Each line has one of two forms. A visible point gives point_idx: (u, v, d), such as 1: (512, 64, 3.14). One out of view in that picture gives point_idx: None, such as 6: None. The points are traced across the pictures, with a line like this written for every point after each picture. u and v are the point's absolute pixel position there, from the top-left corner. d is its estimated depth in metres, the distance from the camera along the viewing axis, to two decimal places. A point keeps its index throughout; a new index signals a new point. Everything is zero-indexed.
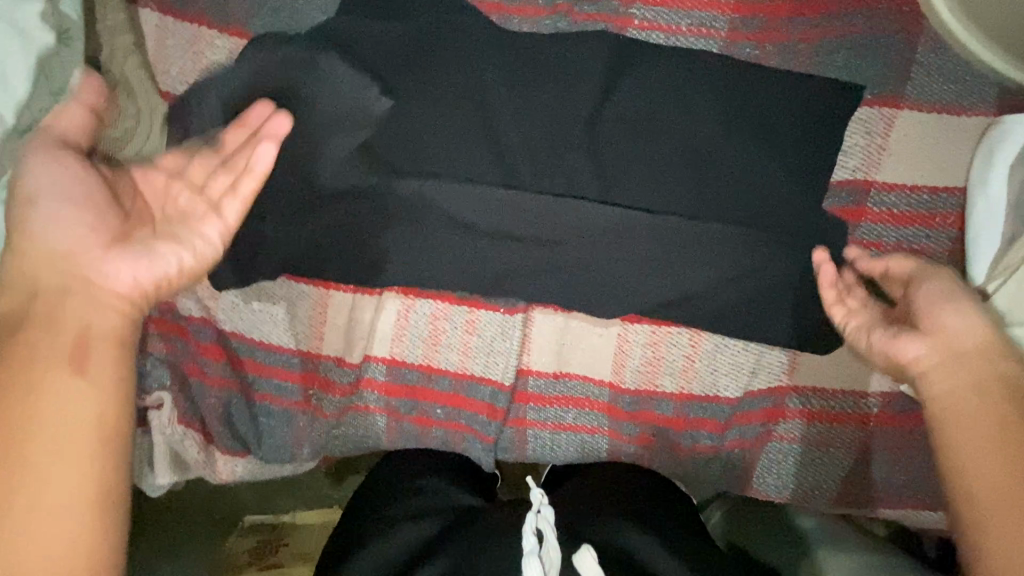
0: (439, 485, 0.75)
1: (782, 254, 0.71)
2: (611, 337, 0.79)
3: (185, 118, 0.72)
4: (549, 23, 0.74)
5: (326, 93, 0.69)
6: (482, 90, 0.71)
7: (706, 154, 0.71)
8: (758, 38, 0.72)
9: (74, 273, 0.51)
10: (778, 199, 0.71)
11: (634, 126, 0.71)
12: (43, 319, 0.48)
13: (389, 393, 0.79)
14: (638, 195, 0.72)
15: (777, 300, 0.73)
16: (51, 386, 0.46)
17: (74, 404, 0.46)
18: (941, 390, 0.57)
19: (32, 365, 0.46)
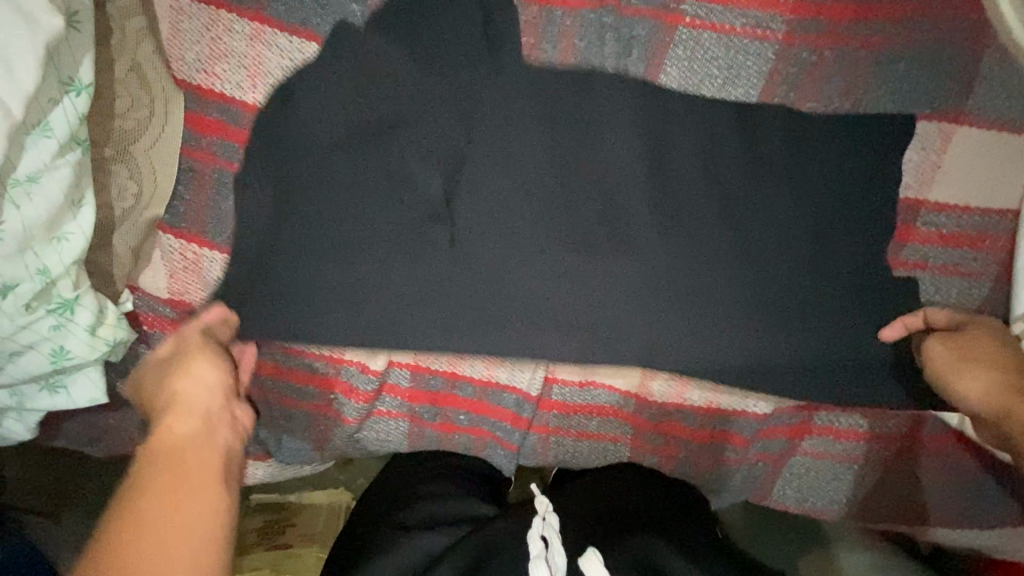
0: (442, 487, 0.74)
1: (842, 273, 0.66)
2: (631, 382, 0.78)
3: (203, 109, 0.67)
4: (594, 18, 0.68)
5: (354, 89, 0.63)
6: (514, 98, 0.64)
7: (765, 168, 0.65)
8: (815, 43, 0.68)
9: (222, 409, 0.57)
10: (842, 223, 0.66)
11: (682, 141, 0.66)
12: (166, 452, 0.51)
13: (412, 398, 0.78)
14: (690, 221, 0.65)
15: (843, 325, 0.66)
16: (168, 515, 0.45)
17: (180, 539, 0.44)
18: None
19: (186, 470, 0.49)
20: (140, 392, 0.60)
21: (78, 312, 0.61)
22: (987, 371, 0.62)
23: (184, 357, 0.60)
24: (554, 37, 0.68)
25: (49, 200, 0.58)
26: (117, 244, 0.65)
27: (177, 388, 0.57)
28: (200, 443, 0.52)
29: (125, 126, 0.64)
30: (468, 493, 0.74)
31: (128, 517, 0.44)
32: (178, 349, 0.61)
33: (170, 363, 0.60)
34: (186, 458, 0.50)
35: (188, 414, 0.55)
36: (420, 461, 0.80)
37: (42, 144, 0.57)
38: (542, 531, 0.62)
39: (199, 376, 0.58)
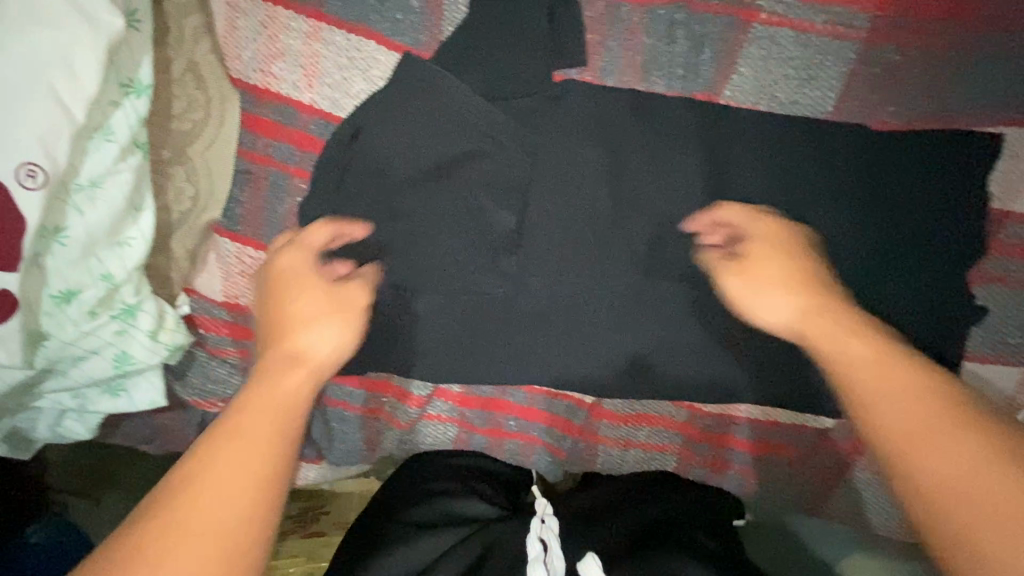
0: (456, 485, 0.74)
1: (907, 285, 0.64)
2: (679, 409, 0.77)
3: (258, 110, 0.65)
4: (663, 14, 0.64)
5: (412, 83, 0.62)
6: (570, 99, 0.64)
7: (820, 183, 0.65)
8: (899, 42, 0.64)
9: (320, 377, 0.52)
10: (896, 236, 0.65)
11: (736, 155, 0.65)
12: (255, 398, 0.47)
13: (462, 403, 0.77)
14: (742, 236, 0.65)
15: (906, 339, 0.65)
16: (224, 463, 0.42)
17: (229, 495, 0.41)
18: (846, 342, 0.51)
19: (254, 415, 0.45)
20: (263, 300, 0.58)
21: (139, 318, 0.61)
22: (824, 305, 0.54)
23: (318, 310, 0.55)
24: (614, 56, 0.65)
25: (111, 206, 0.57)
26: (174, 246, 0.66)
27: (298, 340, 0.53)
28: (285, 391, 0.48)
29: (182, 127, 0.63)
30: (475, 492, 0.73)
31: (191, 461, 0.42)
32: (317, 288, 0.56)
33: (302, 297, 0.55)
34: (270, 405, 0.47)
35: (288, 373, 0.50)
36: (442, 456, 0.79)
37: (104, 148, 0.56)
38: (542, 534, 0.66)
39: (320, 343, 0.53)
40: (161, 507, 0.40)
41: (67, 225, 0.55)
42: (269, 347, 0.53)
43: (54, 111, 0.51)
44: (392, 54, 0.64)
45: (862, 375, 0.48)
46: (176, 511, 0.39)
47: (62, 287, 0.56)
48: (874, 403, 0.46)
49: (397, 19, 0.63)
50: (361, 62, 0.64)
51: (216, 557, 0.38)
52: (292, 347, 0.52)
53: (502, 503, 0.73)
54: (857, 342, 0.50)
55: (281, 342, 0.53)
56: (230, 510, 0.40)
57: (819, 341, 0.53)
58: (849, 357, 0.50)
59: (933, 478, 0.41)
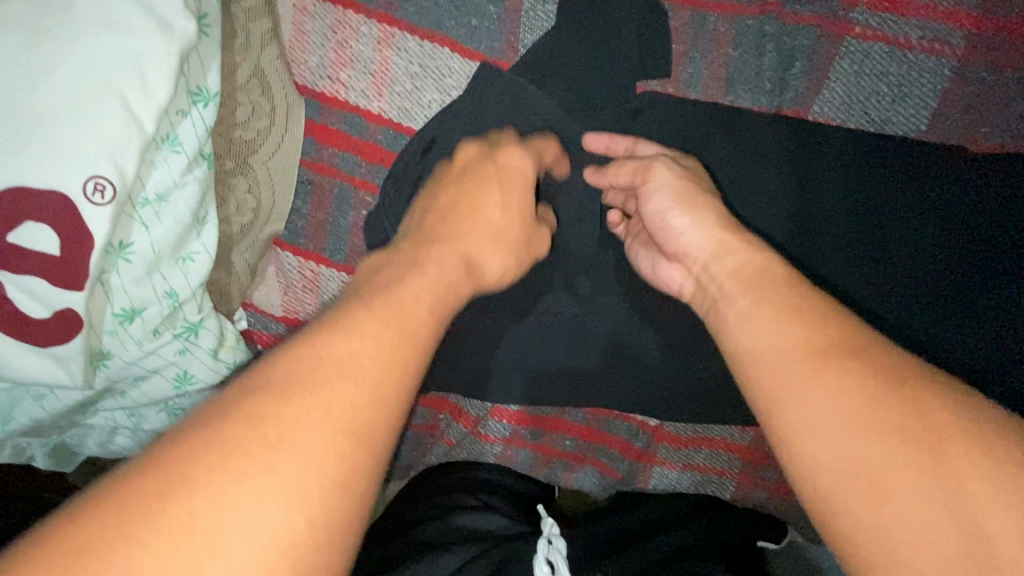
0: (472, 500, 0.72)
1: (1001, 287, 0.63)
2: (743, 435, 0.73)
3: (324, 119, 0.63)
4: (752, 25, 0.61)
5: (489, 95, 0.60)
6: (651, 112, 0.62)
7: (909, 185, 0.63)
8: (1003, 59, 0.60)
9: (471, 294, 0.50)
10: (992, 243, 0.62)
11: (825, 158, 0.63)
12: (394, 296, 0.41)
13: (518, 420, 0.75)
14: (826, 238, 0.64)
15: (997, 342, 0.63)
16: (352, 353, 0.36)
17: (357, 388, 0.34)
18: (801, 368, 0.40)
19: (389, 310, 0.39)
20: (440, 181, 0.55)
21: (202, 336, 0.59)
22: (794, 306, 0.43)
23: (501, 223, 0.53)
24: (698, 68, 0.62)
25: (176, 220, 0.54)
26: (235, 260, 0.62)
27: (474, 253, 0.51)
28: (421, 298, 0.42)
29: (245, 136, 0.60)
30: (491, 508, 0.71)
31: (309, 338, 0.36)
32: (521, 200, 0.54)
33: (491, 201, 0.53)
34: (403, 310, 0.40)
35: (434, 279, 0.45)
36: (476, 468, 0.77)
37: (171, 160, 0.53)
38: (547, 556, 0.59)
39: (490, 266, 0.52)
40: (280, 382, 0.33)
41: (133, 239, 0.53)
42: (448, 233, 0.50)
43: (124, 123, 0.48)
44: (466, 62, 0.61)
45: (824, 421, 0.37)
46: (298, 389, 0.33)
47: (125, 304, 0.54)
48: (834, 465, 0.36)
49: (474, 26, 0.60)
50: (434, 71, 0.61)
51: (342, 453, 0.32)
52: (458, 249, 0.49)
53: (517, 520, 0.70)
54: (825, 374, 0.38)
55: (456, 240, 0.50)
56: (356, 406, 0.34)
57: (784, 371, 0.40)
58: (811, 391, 0.38)
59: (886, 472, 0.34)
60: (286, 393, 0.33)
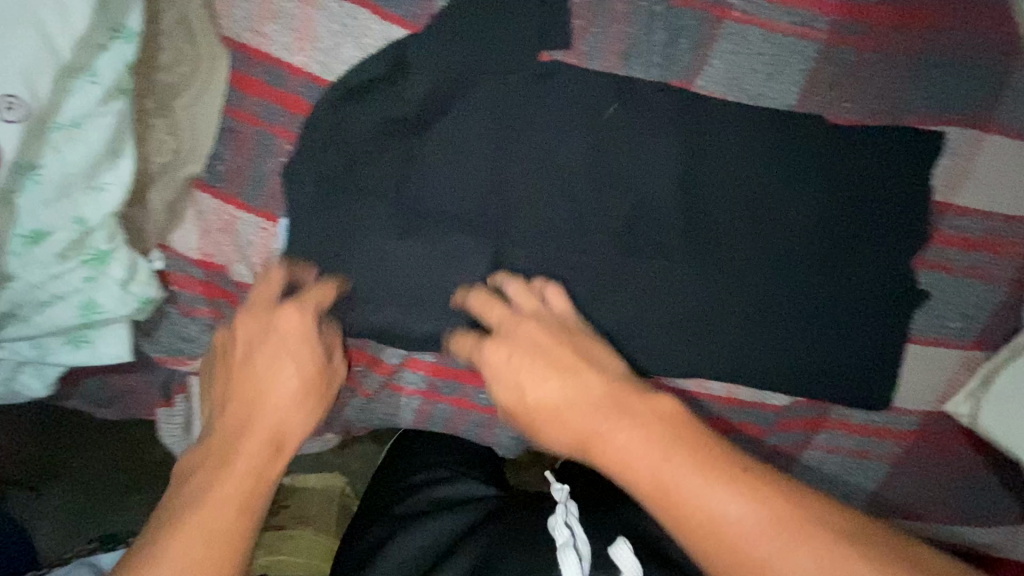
0: (446, 475, 0.75)
1: (865, 259, 0.70)
2: None
3: (247, 69, 0.66)
4: (644, 5, 0.68)
5: (404, 56, 0.66)
6: (554, 80, 0.68)
7: (786, 267, 0.70)
8: (858, 44, 0.69)
9: (292, 406, 0.60)
10: (856, 218, 0.69)
11: (710, 253, 0.70)
12: (223, 474, 0.53)
13: (434, 372, 0.78)
14: (712, 219, 0.69)
15: (861, 313, 0.71)
16: (188, 517, 0.50)
17: (228, 502, 0.52)
18: (708, 496, 0.44)
19: (244, 435, 0.57)
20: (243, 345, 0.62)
21: (111, 266, 0.60)
22: None
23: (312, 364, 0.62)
24: (597, 42, 0.69)
25: (88, 147, 0.56)
26: (152, 199, 0.65)
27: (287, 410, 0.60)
28: (277, 407, 0.59)
29: (167, 81, 0.63)
30: (470, 477, 0.75)
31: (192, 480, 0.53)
32: (315, 358, 0.63)
33: (287, 356, 0.61)
34: (259, 426, 0.58)
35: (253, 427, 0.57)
36: (419, 472, 0.77)
37: (87, 89, 0.56)
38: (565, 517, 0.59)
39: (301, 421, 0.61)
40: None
41: (43, 163, 0.55)
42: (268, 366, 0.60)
43: (37, 44, 0.51)
44: (385, 25, 0.66)
45: (739, 533, 0.43)
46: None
47: (32, 226, 0.55)
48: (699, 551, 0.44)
49: None
50: (353, 29, 0.66)
51: (229, 535, 0.51)
52: (268, 416, 0.58)
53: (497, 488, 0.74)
54: (732, 502, 0.43)
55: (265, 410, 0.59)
56: (223, 516, 0.51)
57: (676, 486, 0.45)
58: (717, 517, 0.43)
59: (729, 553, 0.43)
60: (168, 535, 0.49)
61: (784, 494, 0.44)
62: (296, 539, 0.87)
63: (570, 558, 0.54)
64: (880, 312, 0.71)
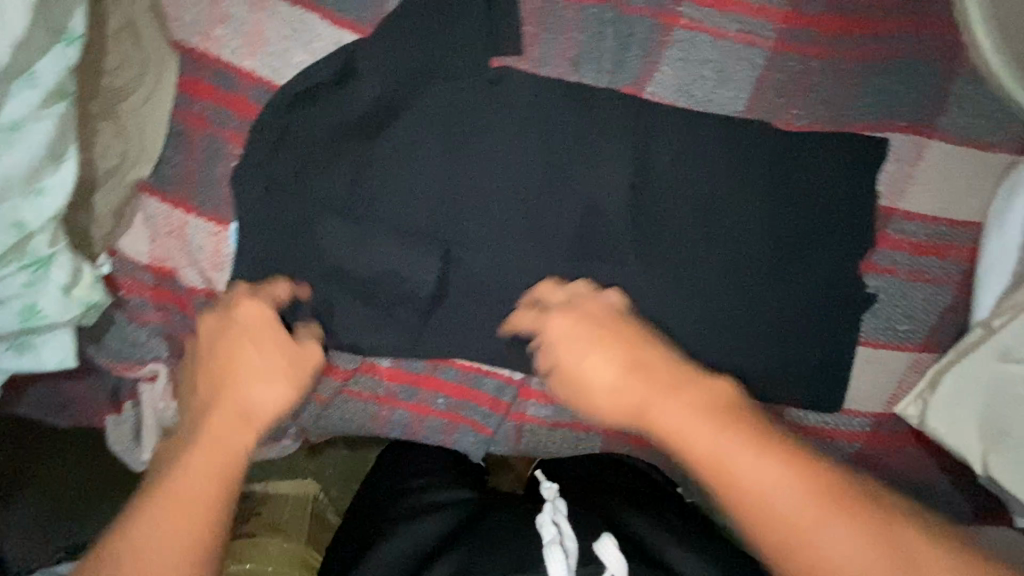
0: (428, 483, 0.74)
1: (814, 262, 0.70)
2: None
3: (195, 73, 0.66)
4: (595, 12, 0.70)
5: (356, 61, 0.66)
6: (506, 85, 0.68)
7: (738, 270, 0.70)
8: (804, 51, 0.70)
9: (249, 387, 0.59)
10: (804, 222, 0.70)
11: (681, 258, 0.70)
12: (193, 450, 0.54)
13: (389, 377, 0.78)
14: (664, 224, 0.70)
15: (812, 316, 0.71)
16: (181, 499, 0.50)
17: (201, 483, 0.52)
18: (761, 466, 0.48)
19: (215, 420, 0.57)
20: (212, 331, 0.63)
21: (53, 270, 0.59)
22: None
23: (273, 347, 0.62)
24: (550, 47, 0.70)
25: (29, 151, 0.55)
26: (97, 204, 0.64)
27: (251, 386, 0.60)
28: (246, 390, 0.59)
29: (115, 84, 0.62)
30: (451, 484, 0.74)
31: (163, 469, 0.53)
32: (276, 343, 0.62)
33: (243, 344, 0.61)
34: (227, 409, 0.58)
35: (236, 420, 0.57)
36: (407, 479, 0.76)
37: (26, 93, 0.55)
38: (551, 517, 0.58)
39: (266, 399, 0.60)
40: (118, 557, 0.47)
41: None
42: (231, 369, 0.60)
43: None
44: (336, 31, 0.67)
45: (780, 500, 0.46)
46: (130, 563, 0.46)
47: None
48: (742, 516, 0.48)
49: None
50: (304, 34, 0.66)
51: (201, 517, 0.50)
52: (236, 399, 0.58)
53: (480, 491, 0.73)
54: (771, 472, 0.47)
55: (230, 392, 0.59)
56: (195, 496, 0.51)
57: (733, 463, 0.49)
58: (758, 489, 0.47)
59: (763, 515, 0.47)
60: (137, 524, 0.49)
61: (823, 476, 0.48)
62: (265, 547, 0.83)
63: (556, 556, 0.53)
64: (836, 314, 0.71)
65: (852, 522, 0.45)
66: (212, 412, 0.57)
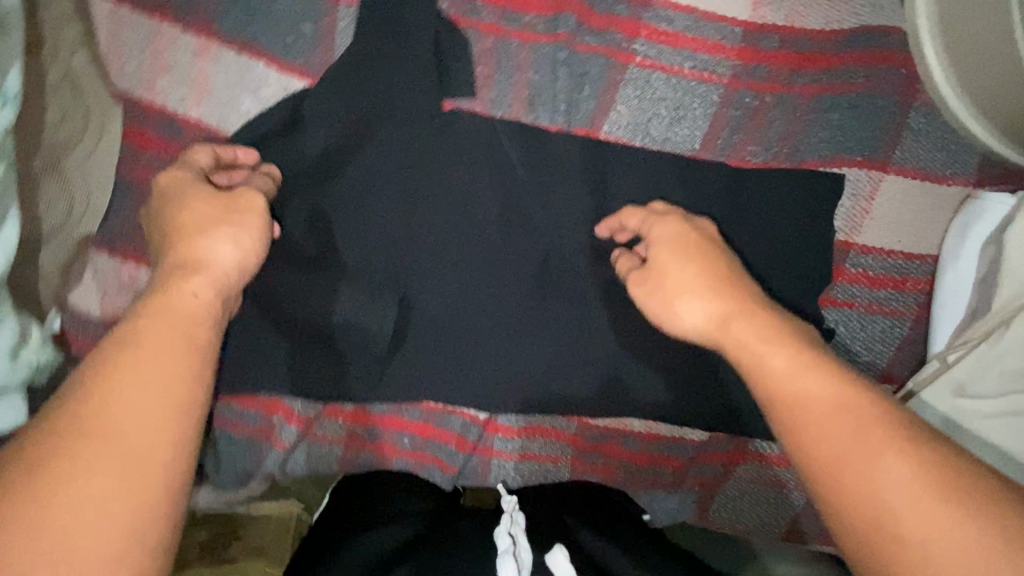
0: (392, 501, 0.73)
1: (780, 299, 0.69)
2: (567, 425, 0.81)
3: (143, 122, 0.64)
4: (548, 52, 0.69)
5: (306, 109, 0.65)
6: (459, 128, 0.69)
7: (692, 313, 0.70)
8: (760, 87, 0.70)
9: (190, 255, 0.52)
10: (761, 257, 0.70)
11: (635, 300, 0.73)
12: (135, 342, 0.43)
13: (351, 419, 0.78)
14: None
15: None
16: (126, 392, 0.40)
17: (158, 385, 0.41)
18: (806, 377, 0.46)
19: (163, 330, 0.45)
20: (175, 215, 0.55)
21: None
22: None
23: (217, 212, 0.55)
24: (503, 89, 0.70)
25: None
26: (44, 260, 0.63)
27: (195, 249, 0.52)
28: (198, 292, 0.49)
29: (56, 139, 0.62)
30: (415, 502, 0.73)
31: (96, 365, 0.41)
32: (220, 212, 0.55)
33: (196, 219, 0.54)
34: (170, 315, 0.46)
35: (193, 308, 0.48)
36: (372, 495, 0.74)
37: None
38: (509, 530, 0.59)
39: (217, 253, 0.52)
40: (45, 457, 0.36)
41: None
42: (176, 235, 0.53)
43: None
44: (283, 76, 0.66)
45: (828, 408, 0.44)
46: (68, 464, 0.36)
47: None
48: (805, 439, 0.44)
49: (290, 42, 0.65)
50: (250, 82, 0.65)
51: (160, 431, 0.40)
52: (187, 270, 0.51)
53: (444, 508, 0.73)
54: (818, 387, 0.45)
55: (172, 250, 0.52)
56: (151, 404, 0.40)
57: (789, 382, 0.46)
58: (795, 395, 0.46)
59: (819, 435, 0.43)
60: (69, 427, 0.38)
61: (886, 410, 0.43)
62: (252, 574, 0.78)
63: (508, 564, 0.53)
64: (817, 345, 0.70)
65: (917, 459, 0.39)
66: (180, 281, 0.49)
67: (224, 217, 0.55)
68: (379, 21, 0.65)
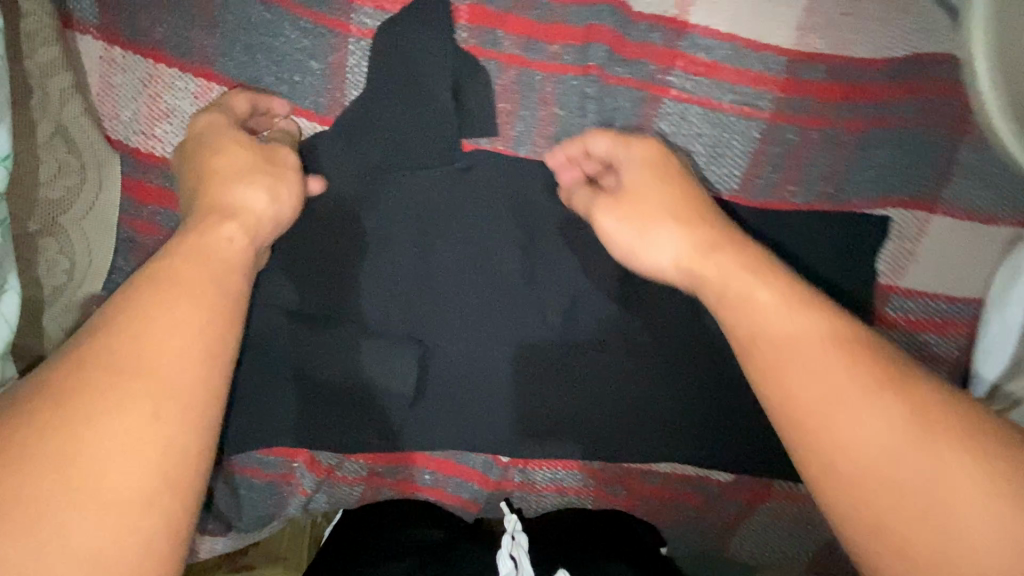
0: (407, 528, 0.72)
1: None
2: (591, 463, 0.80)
3: (142, 174, 0.60)
4: (575, 85, 0.64)
5: (318, 157, 0.61)
6: (480, 171, 0.64)
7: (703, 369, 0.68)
8: (803, 122, 0.65)
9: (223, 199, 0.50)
10: None
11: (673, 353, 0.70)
12: (166, 284, 0.41)
13: (372, 459, 0.76)
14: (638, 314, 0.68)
15: None
16: (161, 332, 0.39)
17: (190, 336, 0.40)
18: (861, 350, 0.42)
19: (199, 273, 0.43)
20: (207, 158, 0.52)
21: None
22: None
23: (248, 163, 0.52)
24: (527, 127, 0.64)
25: None
26: (47, 324, 0.59)
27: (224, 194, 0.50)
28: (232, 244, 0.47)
29: (52, 196, 0.57)
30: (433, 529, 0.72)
31: (130, 302, 0.40)
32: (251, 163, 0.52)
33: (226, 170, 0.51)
34: (203, 260, 0.44)
35: (227, 255, 0.46)
36: (388, 523, 0.73)
37: None
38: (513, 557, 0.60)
39: (249, 200, 0.50)
40: (75, 398, 0.36)
41: None
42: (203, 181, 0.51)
43: None
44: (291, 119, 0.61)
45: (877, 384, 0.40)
46: (100, 404, 0.36)
47: None
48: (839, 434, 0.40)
49: (297, 82, 0.60)
50: None
51: (194, 386, 0.39)
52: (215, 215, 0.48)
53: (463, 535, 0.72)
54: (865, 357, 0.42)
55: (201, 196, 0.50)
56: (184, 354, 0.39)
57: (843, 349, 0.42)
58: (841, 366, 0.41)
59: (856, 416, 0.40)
60: (102, 370, 0.37)
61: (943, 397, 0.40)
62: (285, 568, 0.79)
63: None
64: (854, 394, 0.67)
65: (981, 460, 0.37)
66: (214, 225, 0.47)
67: (254, 166, 0.52)
68: (392, 60, 0.60)
